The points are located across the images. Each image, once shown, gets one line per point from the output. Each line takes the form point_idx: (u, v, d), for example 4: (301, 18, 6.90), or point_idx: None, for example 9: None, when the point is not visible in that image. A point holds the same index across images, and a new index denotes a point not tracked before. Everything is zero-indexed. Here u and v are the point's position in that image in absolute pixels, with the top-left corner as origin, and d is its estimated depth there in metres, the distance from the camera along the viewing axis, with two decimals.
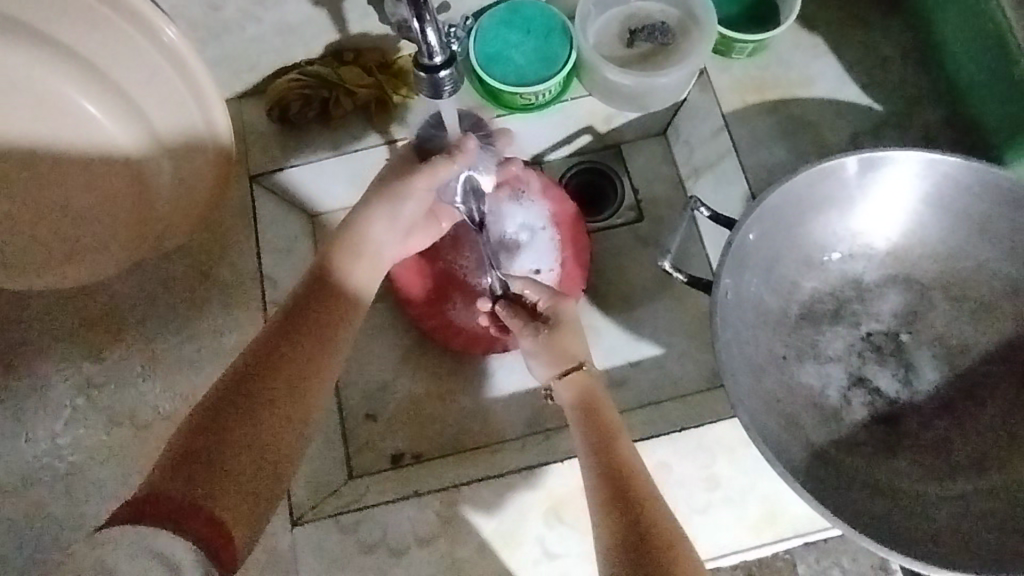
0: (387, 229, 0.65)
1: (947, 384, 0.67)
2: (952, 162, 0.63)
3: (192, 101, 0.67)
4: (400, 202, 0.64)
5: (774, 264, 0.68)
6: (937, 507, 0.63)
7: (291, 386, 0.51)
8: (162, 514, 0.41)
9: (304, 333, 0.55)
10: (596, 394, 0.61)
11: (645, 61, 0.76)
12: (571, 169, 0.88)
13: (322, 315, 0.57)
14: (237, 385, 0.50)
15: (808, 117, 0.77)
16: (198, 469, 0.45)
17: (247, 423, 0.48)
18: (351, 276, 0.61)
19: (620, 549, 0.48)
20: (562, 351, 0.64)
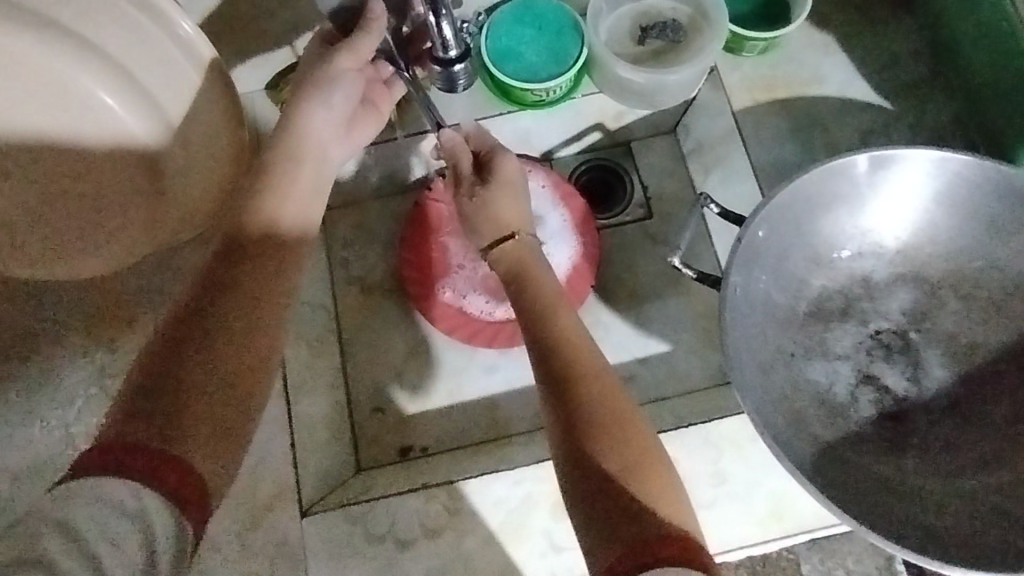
0: (320, 128, 0.61)
1: (956, 382, 0.67)
2: (961, 160, 0.63)
3: (207, 95, 0.67)
4: (330, 90, 0.61)
5: (783, 260, 0.68)
6: (944, 504, 0.63)
7: (233, 321, 0.47)
8: (121, 464, 0.38)
9: (251, 268, 0.51)
10: (528, 259, 0.64)
11: (656, 58, 0.77)
12: (582, 166, 0.88)
13: (272, 253, 0.53)
14: (180, 330, 0.46)
15: (817, 116, 0.78)
16: (157, 408, 0.42)
17: (189, 357, 0.45)
18: (285, 202, 0.56)
19: (560, 436, 0.50)
20: (495, 218, 0.66)
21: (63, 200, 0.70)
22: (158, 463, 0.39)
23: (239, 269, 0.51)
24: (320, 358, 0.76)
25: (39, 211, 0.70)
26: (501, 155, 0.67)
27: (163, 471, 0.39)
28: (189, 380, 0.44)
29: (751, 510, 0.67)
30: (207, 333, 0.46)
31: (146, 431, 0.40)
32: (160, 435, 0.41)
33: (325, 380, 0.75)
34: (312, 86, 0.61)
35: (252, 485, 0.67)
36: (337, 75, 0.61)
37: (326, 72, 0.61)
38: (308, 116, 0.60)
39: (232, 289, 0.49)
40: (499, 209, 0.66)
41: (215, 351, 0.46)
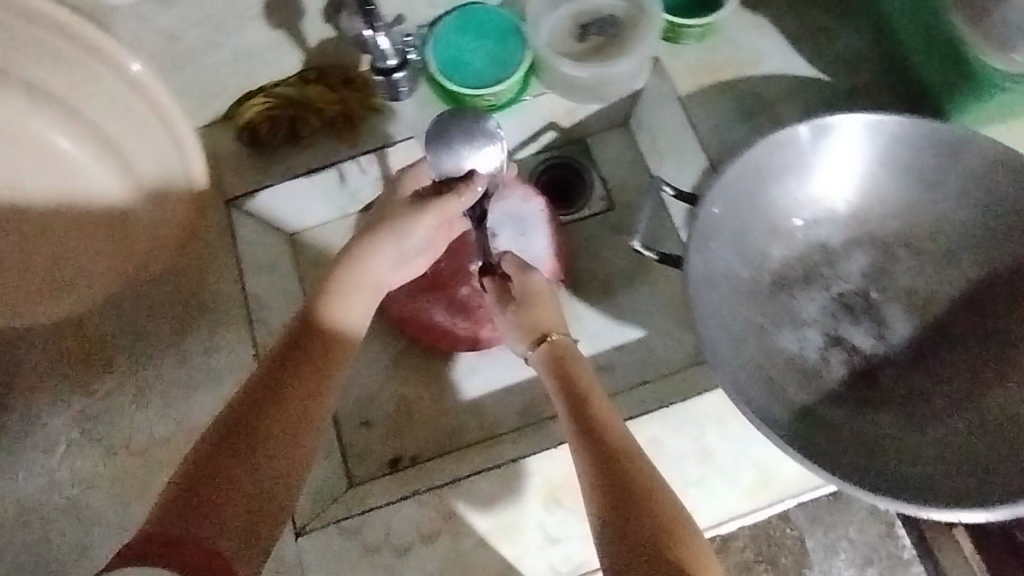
0: (387, 261, 0.67)
1: (920, 334, 0.70)
2: (895, 121, 0.66)
3: (172, 144, 0.69)
4: (399, 237, 0.67)
5: (741, 234, 0.70)
6: (922, 452, 0.65)
7: (275, 422, 0.53)
8: (159, 553, 0.44)
9: (296, 370, 0.56)
10: (568, 359, 0.63)
11: (598, 53, 0.79)
12: (541, 166, 0.90)
13: (315, 351, 0.58)
14: (231, 425, 0.52)
15: (761, 92, 0.80)
16: (194, 513, 0.47)
17: (234, 459, 0.50)
18: (348, 312, 0.63)
19: (609, 528, 0.49)
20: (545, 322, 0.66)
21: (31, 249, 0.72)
22: (192, 553, 0.45)
23: (285, 384, 0.55)
24: None
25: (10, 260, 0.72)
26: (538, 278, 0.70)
27: (194, 559, 0.45)
28: (225, 483, 0.49)
29: (738, 481, 0.68)
30: (246, 437, 0.51)
31: (185, 520, 0.47)
32: (196, 524, 0.47)
33: None
34: (393, 227, 0.67)
35: None
36: (422, 221, 0.67)
37: (413, 220, 0.67)
38: (377, 250, 0.66)
39: (284, 393, 0.54)
40: (546, 316, 0.66)
41: (256, 466, 0.51)
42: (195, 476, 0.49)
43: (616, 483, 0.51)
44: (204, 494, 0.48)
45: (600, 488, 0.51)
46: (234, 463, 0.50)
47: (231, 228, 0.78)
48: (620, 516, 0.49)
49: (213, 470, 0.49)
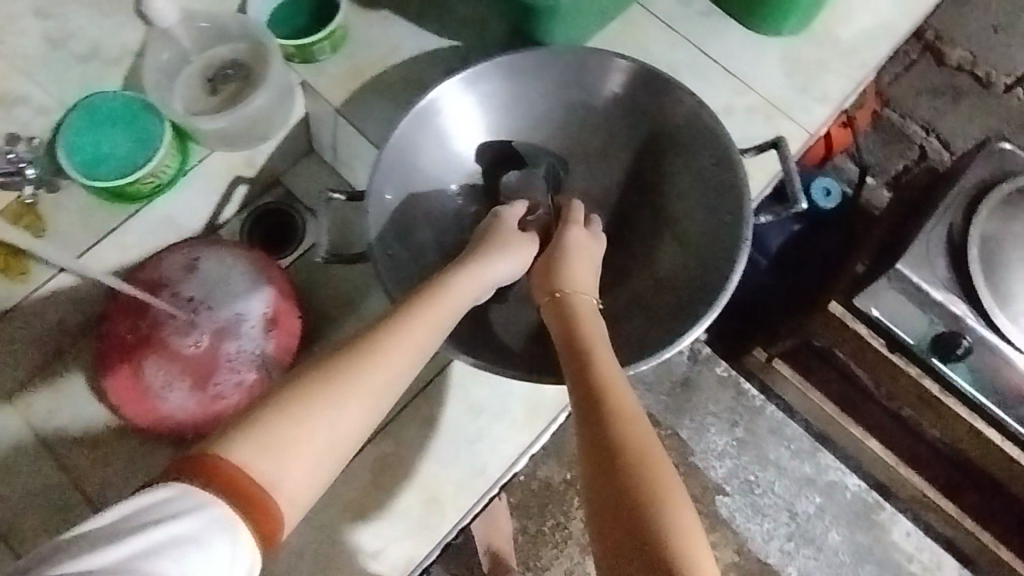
0: (472, 287, 0.59)
1: (604, 227, 0.79)
2: (507, 59, 0.74)
3: None
4: (481, 268, 0.62)
5: (424, 206, 0.76)
6: (633, 322, 0.74)
7: (342, 380, 0.47)
8: (189, 469, 0.40)
9: (364, 340, 0.49)
10: (591, 324, 0.60)
11: (236, 98, 0.80)
12: (247, 222, 0.89)
13: (414, 320, 0.52)
14: (298, 372, 0.48)
15: (406, 77, 0.86)
16: (218, 444, 0.42)
17: (317, 392, 0.46)
18: (415, 325, 0.52)
19: (601, 488, 0.45)
20: (569, 275, 0.64)
21: None
22: (214, 476, 0.40)
23: (361, 349, 0.49)
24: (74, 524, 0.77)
25: None
26: (580, 273, 0.64)
27: (228, 493, 0.40)
28: (293, 419, 0.44)
29: (511, 419, 0.74)
30: (326, 380, 0.47)
31: (242, 445, 0.42)
32: (213, 470, 0.41)
33: None
34: (495, 244, 0.65)
35: None
36: (516, 239, 0.66)
37: (491, 264, 0.63)
38: (449, 279, 0.58)
39: (342, 356, 0.48)
40: (578, 276, 0.64)
41: (282, 430, 0.44)
42: (244, 411, 0.45)
43: (607, 448, 0.47)
44: (262, 416, 0.44)
45: (592, 450, 0.48)
46: (334, 393, 0.46)
47: None
48: (621, 510, 0.43)
49: (269, 410, 0.45)
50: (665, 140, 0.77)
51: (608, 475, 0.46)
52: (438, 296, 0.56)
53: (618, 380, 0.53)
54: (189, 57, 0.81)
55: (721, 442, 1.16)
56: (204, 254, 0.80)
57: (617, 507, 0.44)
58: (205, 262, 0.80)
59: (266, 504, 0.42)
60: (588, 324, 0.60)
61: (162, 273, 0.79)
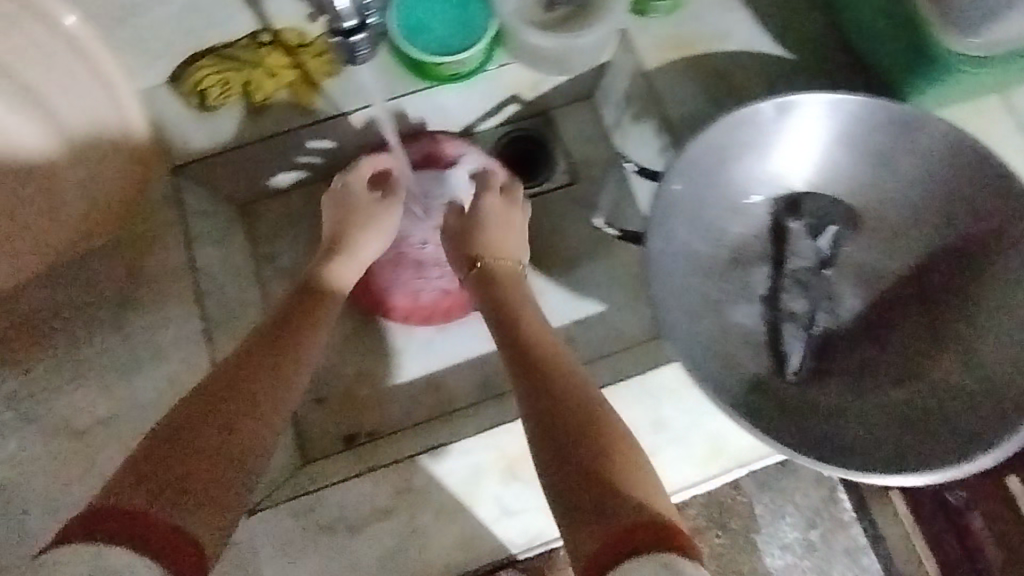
0: (354, 269, 0.72)
1: (867, 309, 0.71)
2: (856, 101, 0.67)
3: (104, 95, 0.72)
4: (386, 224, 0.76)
5: (700, 212, 0.70)
6: (871, 420, 0.67)
7: (239, 400, 0.52)
8: (103, 527, 0.42)
9: (259, 367, 0.56)
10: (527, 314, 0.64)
11: (566, 23, 0.77)
12: (501, 139, 0.89)
13: (322, 296, 0.67)
14: (200, 402, 0.51)
15: (725, 70, 0.80)
16: (139, 486, 0.44)
17: (211, 436, 0.49)
18: (360, 237, 0.74)
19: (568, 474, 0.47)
20: (492, 247, 0.72)
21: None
22: (142, 523, 0.42)
23: (229, 379, 0.54)
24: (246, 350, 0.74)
25: None
26: (493, 233, 0.72)
27: (152, 534, 0.42)
28: (204, 438, 0.49)
29: (692, 452, 0.69)
30: (233, 404, 0.52)
31: (148, 497, 0.44)
32: (159, 494, 0.44)
33: None
34: (369, 223, 0.75)
35: None
36: (385, 216, 0.76)
37: (363, 247, 0.74)
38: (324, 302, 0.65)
39: (241, 384, 0.54)
40: (497, 244, 0.72)
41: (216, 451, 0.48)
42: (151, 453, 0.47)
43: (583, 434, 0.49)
44: (154, 468, 0.46)
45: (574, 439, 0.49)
46: (219, 441, 0.49)
47: (177, 197, 0.75)
48: (583, 484, 0.46)
49: (178, 440, 0.48)
50: (987, 254, 0.67)
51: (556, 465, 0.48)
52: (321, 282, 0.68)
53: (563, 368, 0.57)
54: None
55: (792, 533, 0.89)
56: (463, 154, 0.81)
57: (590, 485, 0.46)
58: (462, 162, 0.81)
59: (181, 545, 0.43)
60: (495, 295, 0.67)
61: (427, 162, 0.82)
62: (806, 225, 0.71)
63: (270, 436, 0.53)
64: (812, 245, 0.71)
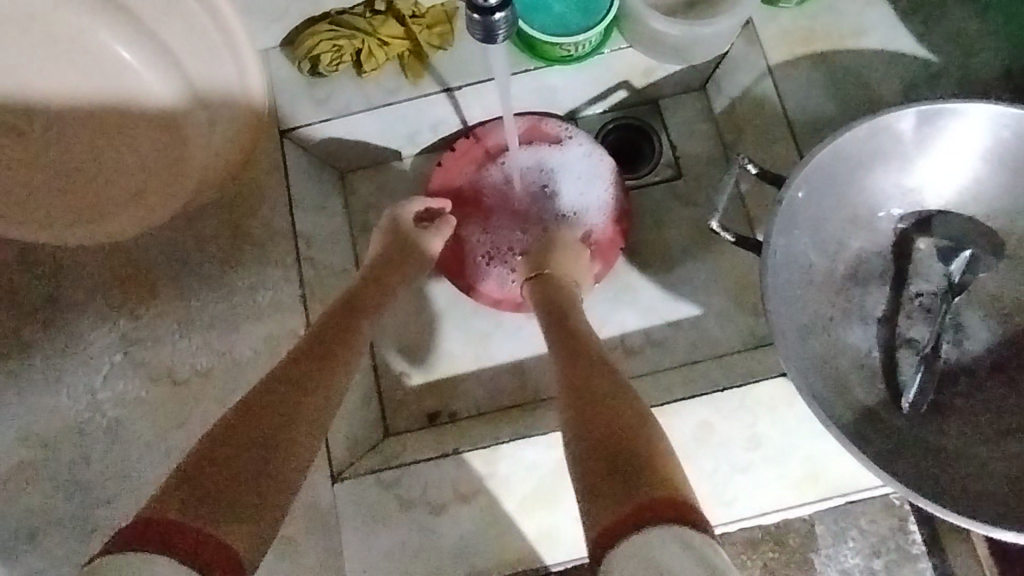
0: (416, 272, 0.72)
1: (998, 344, 0.66)
2: (1015, 116, 0.60)
3: (231, 57, 0.69)
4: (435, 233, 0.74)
5: (823, 223, 0.66)
6: (991, 464, 0.62)
7: (296, 406, 0.53)
8: (142, 536, 0.41)
9: (309, 368, 0.56)
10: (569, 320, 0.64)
11: (691, 9, 0.73)
12: (608, 126, 0.86)
13: (377, 297, 0.67)
14: (247, 405, 0.51)
15: (861, 69, 0.74)
16: (185, 495, 0.44)
17: (257, 436, 0.49)
18: (414, 246, 0.73)
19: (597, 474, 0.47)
20: (563, 253, 0.72)
21: (109, 167, 0.71)
22: (183, 532, 0.42)
23: (280, 377, 0.54)
24: None
25: (70, 164, 0.71)
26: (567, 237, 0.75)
27: (193, 548, 0.42)
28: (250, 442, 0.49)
29: (786, 474, 0.66)
30: (279, 411, 0.51)
31: (190, 509, 0.44)
32: (202, 505, 0.44)
33: None
34: (410, 244, 0.72)
35: None
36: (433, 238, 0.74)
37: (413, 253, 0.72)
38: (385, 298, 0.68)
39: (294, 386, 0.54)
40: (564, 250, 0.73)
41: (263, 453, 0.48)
42: (199, 459, 0.47)
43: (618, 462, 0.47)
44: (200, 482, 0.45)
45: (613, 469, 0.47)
46: (266, 445, 0.49)
47: (284, 162, 0.75)
48: (604, 476, 0.46)
49: (226, 446, 0.48)
50: None
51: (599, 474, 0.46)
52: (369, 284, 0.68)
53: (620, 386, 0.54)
54: None
55: (853, 558, 0.76)
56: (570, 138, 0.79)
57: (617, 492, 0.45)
58: (568, 146, 0.79)
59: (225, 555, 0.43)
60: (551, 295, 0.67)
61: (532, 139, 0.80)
62: (929, 245, 0.67)
63: (316, 440, 0.53)
64: (942, 269, 0.67)
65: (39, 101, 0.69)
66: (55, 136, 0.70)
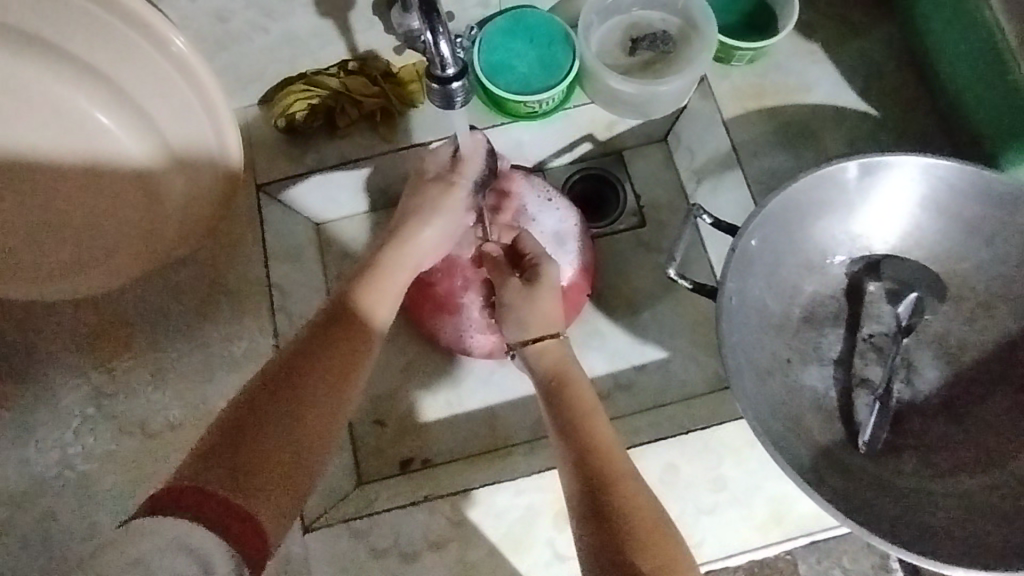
0: (427, 242, 0.68)
1: (946, 382, 0.69)
2: (947, 166, 0.65)
3: (209, 127, 0.68)
4: (445, 213, 0.68)
5: (777, 268, 0.69)
6: (943, 501, 0.64)
7: (314, 393, 0.51)
8: (173, 501, 0.42)
9: (331, 343, 0.55)
10: (572, 373, 0.63)
11: (646, 70, 0.78)
12: (573, 177, 0.89)
13: (392, 258, 0.65)
14: (263, 390, 0.51)
15: (809, 122, 0.78)
16: (216, 467, 0.45)
17: (280, 425, 0.49)
18: (375, 302, 0.61)
19: (602, 549, 0.49)
20: (540, 318, 0.65)
21: (86, 224, 0.71)
22: (214, 503, 0.43)
23: (303, 353, 0.54)
24: None
25: (46, 223, 0.70)
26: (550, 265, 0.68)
27: (225, 518, 0.43)
28: (273, 428, 0.48)
29: (751, 514, 0.67)
30: (296, 394, 0.51)
31: (222, 481, 0.45)
32: (234, 482, 0.45)
33: None
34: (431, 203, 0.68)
35: None
36: (455, 204, 0.69)
37: (421, 232, 0.67)
38: (391, 268, 0.64)
39: (314, 368, 0.53)
40: (543, 310, 0.65)
41: (291, 426, 0.49)
42: (227, 434, 0.48)
43: (616, 523, 0.50)
44: (228, 461, 0.46)
45: (608, 521, 0.50)
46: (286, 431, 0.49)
47: (260, 215, 0.78)
48: (610, 527, 0.50)
49: (247, 427, 0.48)
50: None
51: (596, 521, 0.50)
52: (388, 256, 0.65)
53: (600, 418, 0.58)
54: (624, 8, 0.78)
55: None
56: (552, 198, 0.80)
57: (614, 555, 0.48)
58: (548, 206, 0.80)
59: (248, 523, 0.44)
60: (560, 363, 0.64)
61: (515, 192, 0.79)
62: (875, 286, 0.71)
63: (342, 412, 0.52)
64: (891, 312, 0.70)
65: (20, 158, 0.68)
66: (33, 193, 0.70)
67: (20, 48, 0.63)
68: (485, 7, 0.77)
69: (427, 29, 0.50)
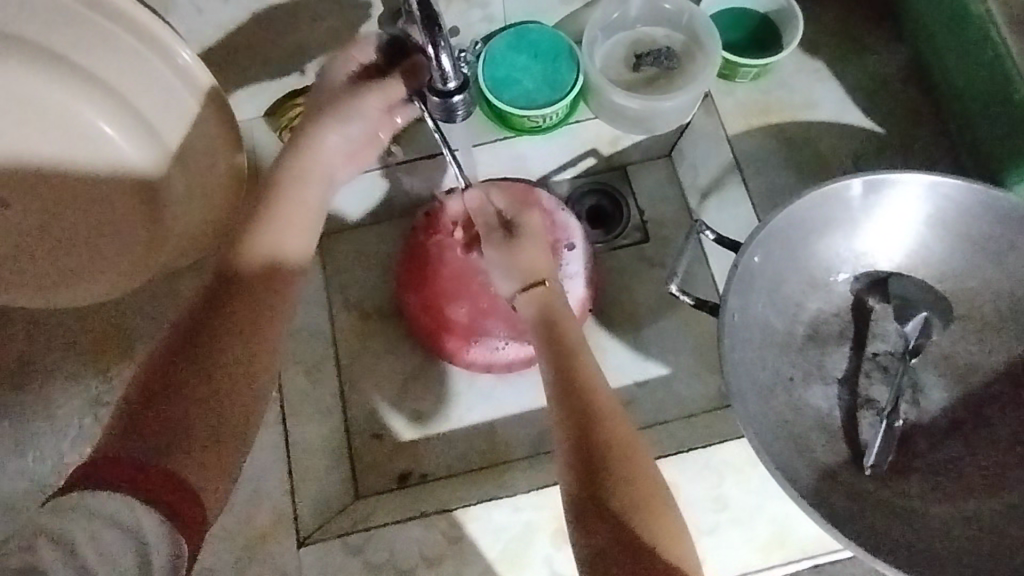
0: (335, 151, 0.63)
1: (954, 404, 0.67)
2: (951, 184, 0.64)
3: (210, 132, 0.68)
4: (351, 119, 0.62)
5: (780, 285, 0.68)
6: (950, 526, 0.63)
7: (230, 349, 0.51)
8: (96, 477, 0.41)
9: (239, 300, 0.54)
10: (558, 310, 0.60)
11: (650, 85, 0.77)
12: (576, 192, 0.89)
13: (289, 183, 0.61)
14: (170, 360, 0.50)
15: (814, 139, 0.77)
16: (135, 443, 0.44)
17: (194, 395, 0.49)
18: (288, 237, 0.59)
19: (590, 508, 0.49)
20: (524, 268, 0.63)
21: (90, 233, 0.72)
22: (144, 480, 0.42)
23: (218, 311, 0.53)
24: (318, 385, 0.76)
25: (54, 234, 0.72)
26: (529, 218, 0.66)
27: (152, 487, 0.42)
28: (188, 401, 0.48)
29: (752, 536, 0.66)
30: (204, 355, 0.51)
31: (146, 455, 0.44)
32: (161, 456, 0.44)
33: (321, 407, 0.75)
34: (335, 106, 0.62)
35: (250, 516, 0.65)
36: (359, 108, 0.62)
37: (321, 140, 0.62)
38: (303, 179, 0.61)
39: (218, 325, 0.52)
40: (529, 261, 0.63)
41: (204, 393, 0.49)
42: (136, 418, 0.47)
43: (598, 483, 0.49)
44: (152, 429, 0.46)
45: (593, 485, 0.49)
46: (205, 393, 0.49)
47: None
48: (597, 501, 0.49)
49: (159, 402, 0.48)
50: None
51: (582, 469, 0.50)
52: (290, 172, 0.61)
53: (582, 363, 0.56)
54: (628, 24, 0.78)
55: None
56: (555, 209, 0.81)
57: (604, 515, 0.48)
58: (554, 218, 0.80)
59: (183, 500, 0.43)
60: (546, 305, 0.61)
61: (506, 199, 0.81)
62: (878, 304, 0.70)
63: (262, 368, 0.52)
64: (897, 331, 0.69)
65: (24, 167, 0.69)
66: (39, 204, 0.71)
67: (28, 62, 0.64)
68: (490, 22, 0.77)
69: (428, 44, 0.50)
